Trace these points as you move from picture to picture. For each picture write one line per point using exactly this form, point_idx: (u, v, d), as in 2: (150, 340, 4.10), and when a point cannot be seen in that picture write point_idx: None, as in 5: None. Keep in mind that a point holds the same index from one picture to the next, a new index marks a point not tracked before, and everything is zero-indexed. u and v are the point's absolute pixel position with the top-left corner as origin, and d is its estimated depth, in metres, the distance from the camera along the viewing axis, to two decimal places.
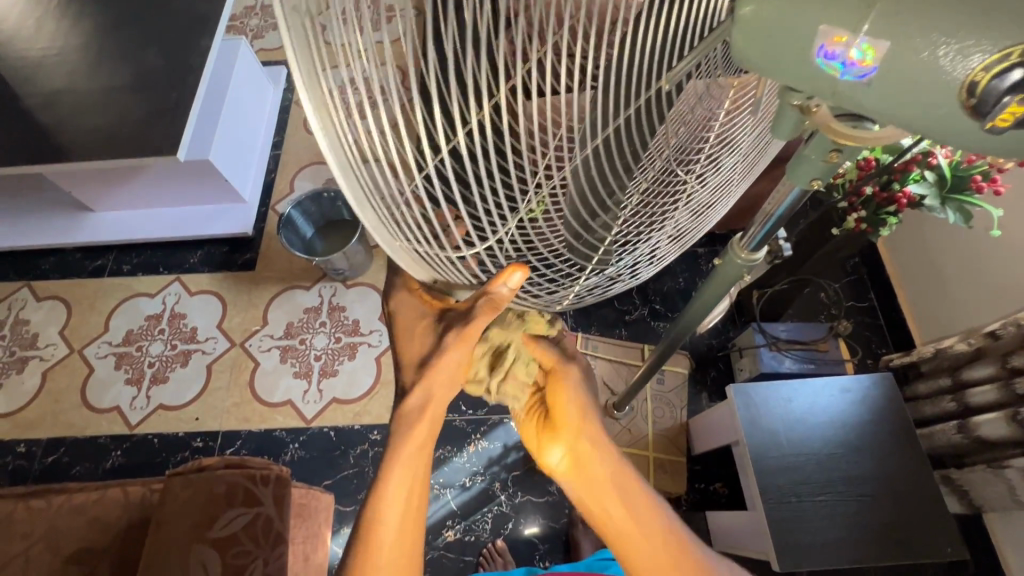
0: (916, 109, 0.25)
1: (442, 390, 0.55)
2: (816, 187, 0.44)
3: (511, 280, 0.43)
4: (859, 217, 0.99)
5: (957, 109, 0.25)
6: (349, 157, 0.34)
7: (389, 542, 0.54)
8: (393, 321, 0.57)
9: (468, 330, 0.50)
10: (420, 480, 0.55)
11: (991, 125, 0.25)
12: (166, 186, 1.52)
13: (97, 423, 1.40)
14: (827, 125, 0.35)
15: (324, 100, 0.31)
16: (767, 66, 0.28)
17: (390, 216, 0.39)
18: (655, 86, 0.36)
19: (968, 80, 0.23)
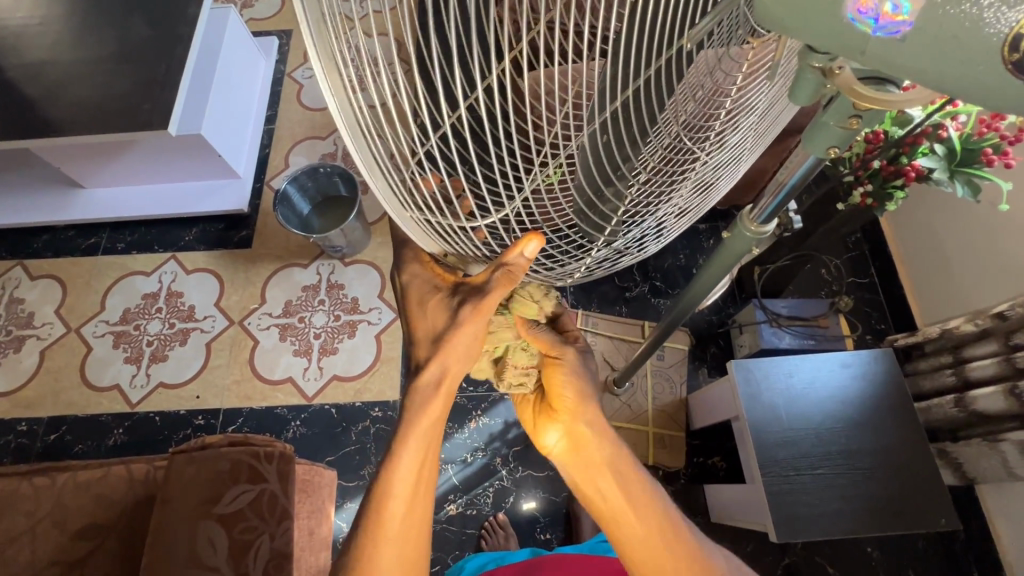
0: (953, 67, 0.24)
1: (457, 365, 0.54)
2: (832, 156, 0.43)
3: (527, 249, 0.42)
4: (865, 192, 0.97)
5: (997, 66, 0.23)
6: (359, 121, 0.35)
7: (400, 510, 0.54)
8: (404, 297, 0.55)
9: (483, 304, 0.49)
10: (432, 451, 0.56)
11: None
12: (157, 162, 1.48)
13: (98, 401, 1.40)
14: (851, 89, 0.33)
15: (334, 64, 0.31)
16: (790, 25, 0.27)
17: (400, 181, 0.39)
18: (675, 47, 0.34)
19: (1010, 33, 0.22)
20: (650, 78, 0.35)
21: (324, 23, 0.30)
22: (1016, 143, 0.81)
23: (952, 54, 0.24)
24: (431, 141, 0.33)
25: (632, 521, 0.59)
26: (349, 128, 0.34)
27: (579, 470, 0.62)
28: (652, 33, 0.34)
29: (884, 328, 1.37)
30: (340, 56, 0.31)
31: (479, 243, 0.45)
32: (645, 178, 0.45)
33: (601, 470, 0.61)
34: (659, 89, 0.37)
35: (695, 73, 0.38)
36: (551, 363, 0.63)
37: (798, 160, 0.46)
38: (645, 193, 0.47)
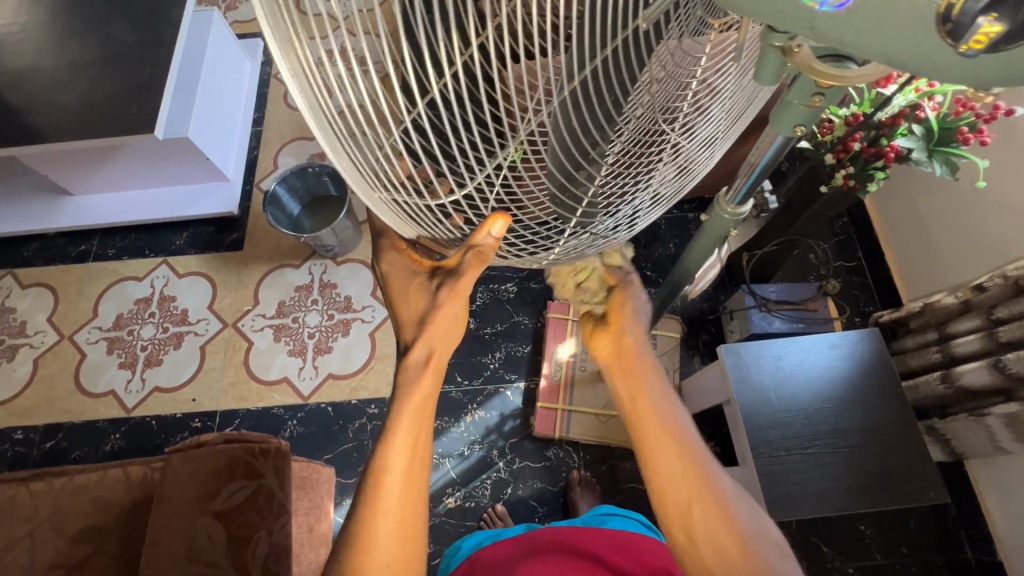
0: (896, 37, 0.25)
1: (443, 345, 0.56)
2: (799, 135, 0.44)
3: (493, 228, 0.43)
4: (846, 174, 0.99)
5: (933, 37, 0.25)
6: (321, 103, 0.34)
7: (397, 486, 0.55)
8: (385, 284, 0.55)
9: (459, 286, 0.51)
10: (426, 428, 0.57)
11: (966, 48, 0.25)
12: (145, 167, 1.48)
13: (94, 408, 1.41)
14: (809, 66, 0.34)
15: (291, 40, 0.31)
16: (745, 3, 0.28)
17: (368, 164, 0.39)
18: (632, 26, 0.35)
19: (945, 3, 0.23)
20: (609, 59, 0.36)
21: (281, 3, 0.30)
22: (991, 121, 0.81)
23: (890, 32, 0.25)
24: (396, 124, 0.33)
25: (665, 442, 0.61)
26: (309, 109, 0.34)
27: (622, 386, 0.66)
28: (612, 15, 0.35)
29: (872, 309, 1.39)
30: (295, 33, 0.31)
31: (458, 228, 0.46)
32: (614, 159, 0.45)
33: (642, 387, 0.64)
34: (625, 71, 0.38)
35: (660, 57, 0.39)
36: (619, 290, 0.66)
37: (767, 141, 0.47)
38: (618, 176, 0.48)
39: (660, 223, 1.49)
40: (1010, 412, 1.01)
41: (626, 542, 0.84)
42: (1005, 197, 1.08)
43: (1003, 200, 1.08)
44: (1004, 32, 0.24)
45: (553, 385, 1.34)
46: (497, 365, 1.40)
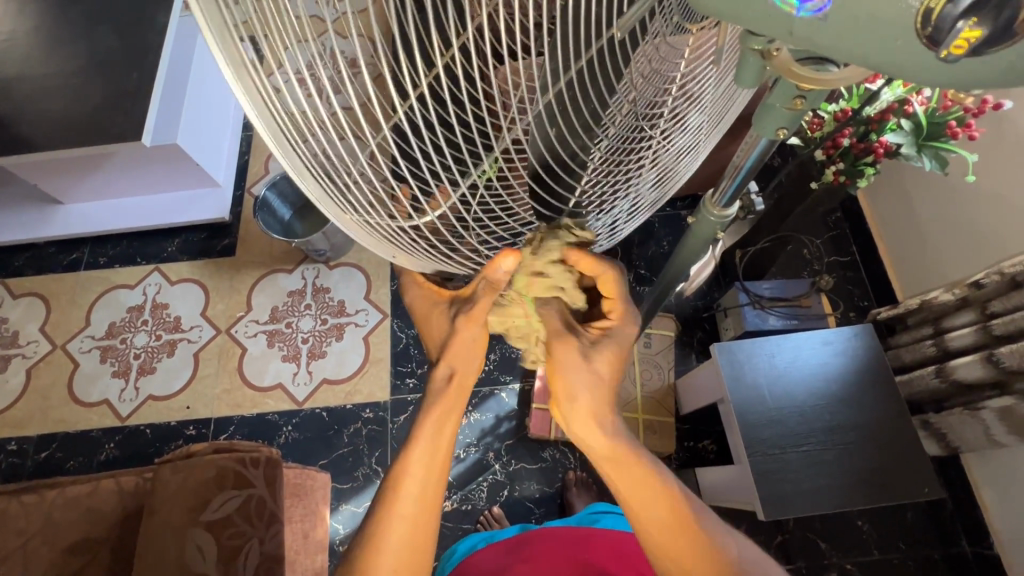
0: (877, 40, 0.25)
1: (465, 366, 0.54)
2: (782, 137, 0.44)
3: (504, 264, 0.44)
4: (837, 170, 0.99)
5: (913, 40, 0.24)
6: (282, 126, 0.33)
7: (413, 495, 0.52)
8: (412, 313, 0.59)
9: (473, 313, 0.51)
10: (446, 442, 0.53)
11: (946, 54, 0.24)
12: (134, 175, 1.47)
13: (88, 417, 1.40)
14: (787, 69, 0.34)
15: (242, 62, 0.29)
16: (723, 9, 0.28)
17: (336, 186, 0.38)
18: (604, 36, 0.35)
19: (922, 7, 0.23)
20: (584, 66, 0.36)
21: (230, 27, 0.27)
22: (979, 115, 0.82)
23: (871, 33, 0.24)
24: (371, 142, 0.32)
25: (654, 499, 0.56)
26: (270, 134, 0.32)
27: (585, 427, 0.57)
28: (588, 20, 0.34)
29: (867, 304, 1.39)
30: (248, 55, 0.29)
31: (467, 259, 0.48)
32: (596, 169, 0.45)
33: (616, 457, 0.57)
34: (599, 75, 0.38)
35: (637, 66, 0.39)
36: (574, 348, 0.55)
37: (751, 143, 0.47)
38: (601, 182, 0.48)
39: (653, 221, 1.49)
40: (1004, 406, 1.01)
41: (621, 543, 0.83)
42: (996, 191, 1.07)
43: (995, 193, 1.08)
44: (988, 34, 0.24)
45: (548, 386, 1.34)
46: (492, 366, 1.40)
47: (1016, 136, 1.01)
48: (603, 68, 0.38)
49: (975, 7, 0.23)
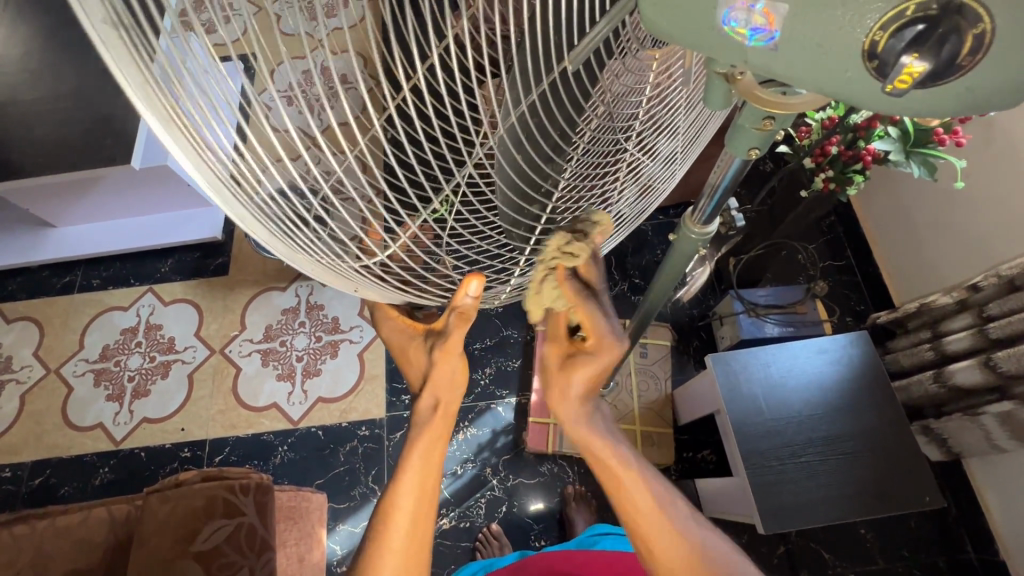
0: (828, 66, 0.24)
1: (448, 395, 0.53)
2: (755, 157, 0.43)
3: (469, 290, 0.44)
4: (826, 178, 0.98)
5: (862, 73, 0.24)
6: (219, 174, 0.32)
7: (406, 521, 0.51)
8: (387, 345, 0.56)
9: (449, 343, 0.50)
10: (435, 471, 0.52)
11: (892, 87, 0.24)
12: (125, 197, 1.46)
13: (82, 442, 1.39)
14: (751, 93, 0.34)
15: (169, 115, 0.28)
16: (682, 38, 0.27)
17: (287, 226, 0.37)
18: (559, 67, 0.35)
19: (868, 40, 0.23)
20: (547, 92, 0.37)
21: (151, 82, 0.27)
22: (965, 121, 0.82)
23: (822, 63, 0.24)
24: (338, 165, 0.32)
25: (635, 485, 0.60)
26: (207, 183, 0.31)
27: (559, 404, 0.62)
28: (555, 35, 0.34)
29: (863, 309, 1.38)
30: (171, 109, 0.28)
31: (439, 282, 0.46)
32: (567, 189, 0.46)
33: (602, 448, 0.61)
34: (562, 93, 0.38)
35: (601, 90, 0.40)
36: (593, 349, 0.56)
37: (726, 162, 0.46)
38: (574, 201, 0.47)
39: (647, 229, 1.48)
40: (1004, 411, 1.00)
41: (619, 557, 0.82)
42: (986, 192, 1.07)
43: (986, 195, 1.07)
44: (932, 69, 0.23)
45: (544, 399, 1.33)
46: (488, 381, 1.39)
47: (1006, 138, 1.01)
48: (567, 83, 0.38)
49: (919, 42, 0.22)
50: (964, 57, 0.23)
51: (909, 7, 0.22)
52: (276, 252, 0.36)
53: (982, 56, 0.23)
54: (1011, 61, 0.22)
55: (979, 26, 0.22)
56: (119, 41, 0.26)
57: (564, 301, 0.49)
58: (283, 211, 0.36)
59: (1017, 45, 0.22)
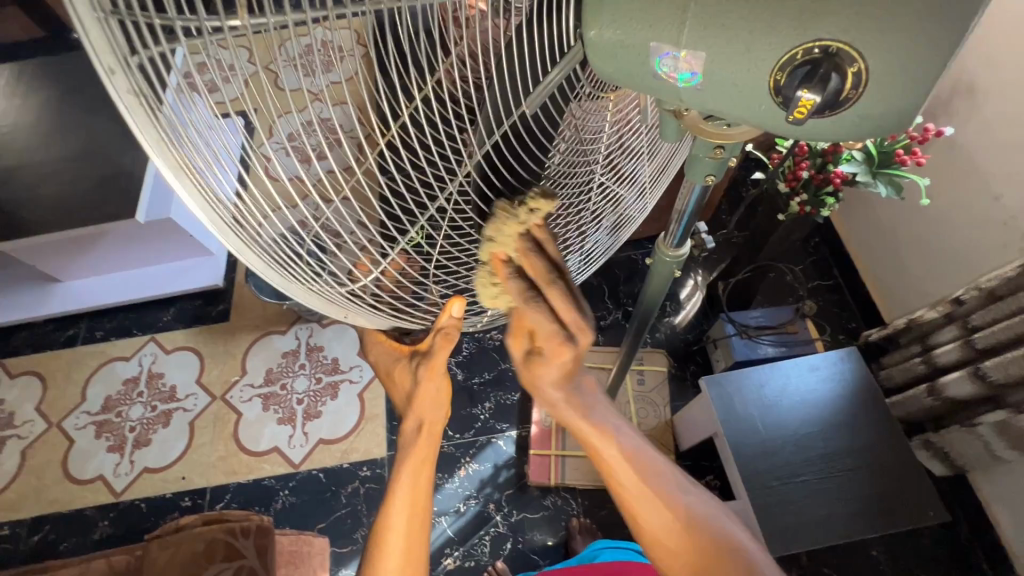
0: (747, 102, 0.30)
1: (433, 416, 0.54)
2: (712, 183, 0.48)
3: (453, 310, 0.48)
4: (801, 201, 1.02)
5: (771, 105, 0.30)
6: (222, 215, 0.35)
7: (400, 545, 0.53)
8: (376, 371, 0.57)
9: (433, 363, 0.51)
10: (423, 497, 0.54)
11: (792, 117, 0.30)
12: (129, 251, 1.51)
13: (82, 495, 1.38)
14: (698, 126, 0.40)
15: (179, 163, 0.32)
16: (622, 82, 0.33)
17: (285, 262, 0.39)
18: (517, 110, 0.40)
19: (772, 79, 0.29)
20: (511, 131, 0.42)
21: (164, 137, 0.31)
22: (923, 142, 0.87)
23: (743, 100, 0.30)
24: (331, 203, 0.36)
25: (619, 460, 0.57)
26: (210, 221, 0.34)
27: (536, 392, 0.55)
28: (513, 86, 0.40)
29: (855, 326, 1.40)
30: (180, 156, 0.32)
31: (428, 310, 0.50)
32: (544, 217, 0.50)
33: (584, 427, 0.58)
34: (527, 133, 0.43)
35: (564, 127, 0.45)
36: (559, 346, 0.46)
37: (687, 190, 0.51)
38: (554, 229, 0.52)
39: (636, 258, 1.52)
40: (999, 420, 1.00)
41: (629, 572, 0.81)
42: (955, 208, 1.12)
43: (956, 211, 1.12)
44: (826, 102, 0.28)
45: (544, 431, 1.34)
46: (488, 415, 1.39)
47: (970, 157, 1.06)
48: (530, 125, 0.43)
49: (808, 81, 0.27)
50: (848, 91, 0.28)
51: (798, 52, 0.27)
52: (277, 285, 0.39)
53: (863, 88, 0.27)
54: (889, 91, 0.27)
55: (855, 65, 0.27)
56: (139, 104, 0.29)
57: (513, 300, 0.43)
58: (279, 251, 0.39)
59: (886, 78, 0.27)
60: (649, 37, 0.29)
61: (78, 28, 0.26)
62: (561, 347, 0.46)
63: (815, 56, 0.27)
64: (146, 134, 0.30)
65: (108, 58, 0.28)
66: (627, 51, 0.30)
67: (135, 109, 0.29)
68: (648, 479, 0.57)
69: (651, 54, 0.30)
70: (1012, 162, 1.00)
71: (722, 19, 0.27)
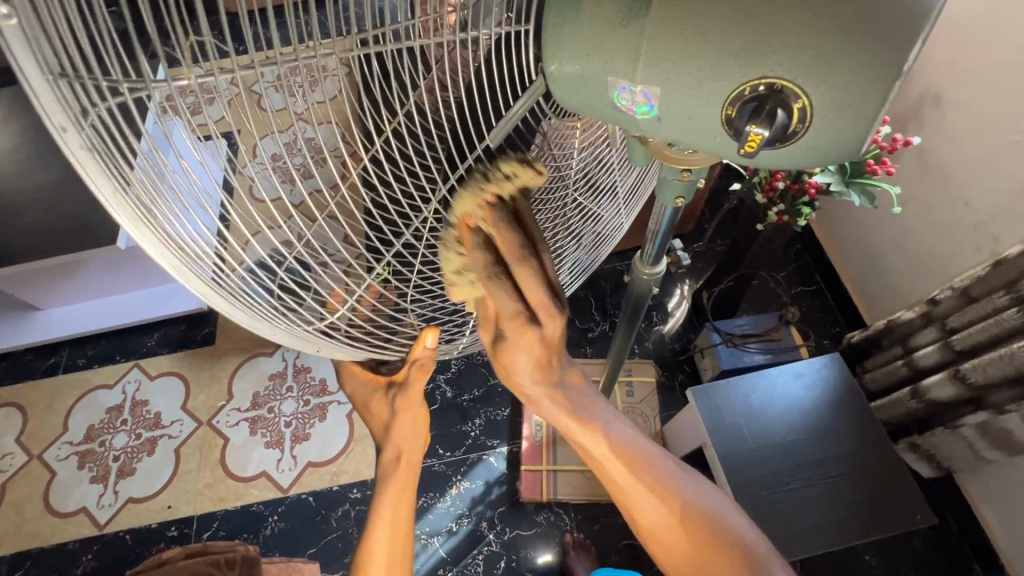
0: (699, 125, 0.35)
1: (410, 447, 0.55)
2: (682, 206, 0.51)
3: (427, 341, 0.49)
4: (778, 211, 1.05)
5: (725, 136, 0.35)
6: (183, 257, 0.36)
7: (382, 568, 0.56)
8: (353, 402, 0.57)
9: (410, 394, 0.52)
10: (404, 522, 0.56)
11: (744, 148, 0.34)
12: (110, 277, 1.48)
13: (65, 529, 1.35)
14: (662, 153, 0.44)
15: (135, 212, 0.33)
16: (594, 112, 0.39)
17: (249, 299, 0.40)
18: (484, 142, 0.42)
19: (723, 114, 0.34)
20: (478, 161, 0.44)
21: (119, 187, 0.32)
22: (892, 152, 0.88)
23: (699, 127, 0.35)
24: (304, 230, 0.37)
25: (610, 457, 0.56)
26: (168, 264, 0.34)
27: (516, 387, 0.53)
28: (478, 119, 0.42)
29: (839, 330, 1.42)
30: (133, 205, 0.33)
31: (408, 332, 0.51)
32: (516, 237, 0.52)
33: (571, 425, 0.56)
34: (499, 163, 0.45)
35: (536, 153, 0.47)
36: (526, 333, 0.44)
37: (659, 212, 0.54)
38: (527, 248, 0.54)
39: (622, 269, 1.53)
40: (981, 421, 1.01)
41: None
42: (927, 214, 1.15)
43: (929, 216, 1.14)
44: (775, 135, 0.33)
45: (535, 446, 1.34)
46: (478, 432, 1.39)
47: (939, 163, 1.09)
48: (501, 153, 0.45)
49: (754, 117, 0.32)
50: (795, 125, 0.32)
51: (745, 88, 0.32)
52: (241, 320, 0.39)
53: (809, 122, 0.32)
54: (831, 126, 0.32)
55: (800, 102, 0.31)
56: (92, 159, 0.31)
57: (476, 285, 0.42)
58: (244, 288, 0.40)
59: (829, 112, 0.31)
60: (606, 73, 0.35)
61: (26, 89, 0.28)
62: (524, 330, 0.43)
63: (760, 94, 0.31)
64: (100, 185, 0.31)
65: (60, 116, 0.30)
66: (592, 82, 0.36)
67: (90, 163, 0.31)
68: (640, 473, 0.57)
69: (611, 88, 0.36)
70: (979, 168, 1.03)
71: (671, 58, 0.32)
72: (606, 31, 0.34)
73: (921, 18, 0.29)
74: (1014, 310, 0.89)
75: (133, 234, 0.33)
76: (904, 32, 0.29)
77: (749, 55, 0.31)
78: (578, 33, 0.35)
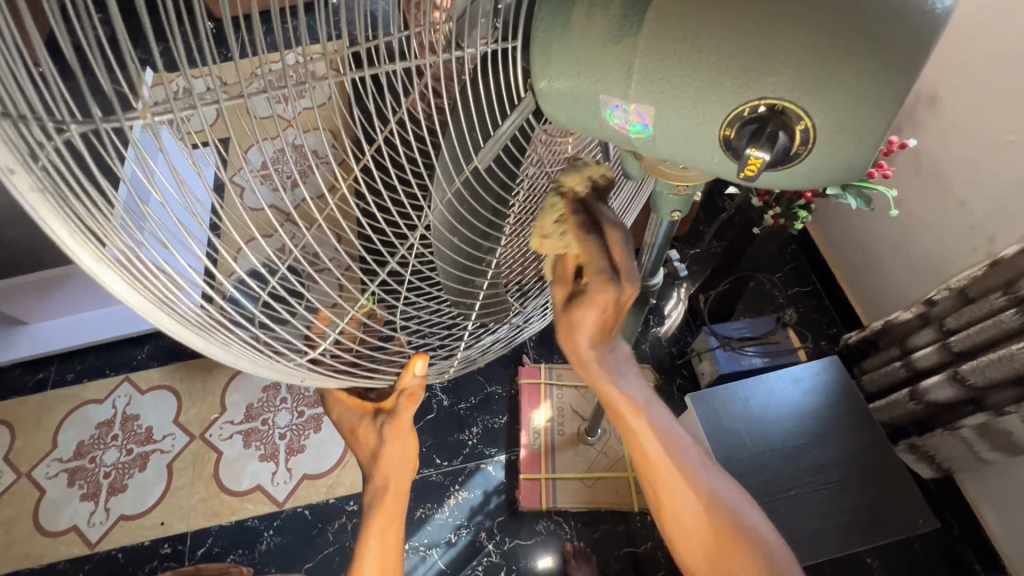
0: (695, 144, 0.34)
1: (398, 475, 0.54)
2: (679, 218, 0.51)
3: (415, 369, 0.48)
4: (774, 214, 1.04)
5: (724, 156, 0.34)
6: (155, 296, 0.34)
7: None
8: (340, 429, 0.55)
9: (399, 422, 0.51)
10: (395, 547, 0.57)
11: (744, 173, 0.33)
12: (97, 291, 1.45)
13: (55, 548, 1.32)
14: (658, 169, 0.43)
15: (100, 254, 0.31)
16: (586, 130, 0.38)
17: (220, 333, 0.38)
18: (471, 166, 0.42)
19: (722, 133, 0.32)
20: (466, 182, 0.43)
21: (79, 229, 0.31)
22: (889, 155, 0.87)
23: (698, 148, 0.34)
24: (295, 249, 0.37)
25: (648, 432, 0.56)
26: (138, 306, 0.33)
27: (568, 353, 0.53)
28: (467, 140, 0.41)
29: (835, 331, 1.42)
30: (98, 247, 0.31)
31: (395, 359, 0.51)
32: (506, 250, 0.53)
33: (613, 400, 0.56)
34: (484, 184, 0.45)
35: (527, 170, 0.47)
36: (601, 292, 0.46)
37: (656, 224, 0.53)
38: (515, 259, 0.55)
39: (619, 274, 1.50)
40: (981, 422, 1.01)
41: None
42: (921, 214, 1.15)
43: (923, 217, 1.14)
44: (777, 158, 0.32)
45: (534, 454, 1.32)
46: (476, 441, 1.37)
47: (934, 163, 1.09)
48: (488, 175, 0.44)
49: (755, 140, 0.31)
50: (797, 147, 0.32)
51: (744, 109, 0.31)
52: (222, 360, 0.37)
53: (812, 144, 0.32)
54: (835, 147, 0.31)
55: (802, 124, 0.31)
56: (47, 202, 0.30)
57: (575, 245, 0.45)
58: (218, 329, 0.38)
59: (833, 133, 0.31)
60: (598, 91, 0.34)
61: None
62: (605, 289, 0.46)
63: (761, 115, 0.30)
64: (54, 225, 0.30)
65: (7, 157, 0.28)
66: (582, 100, 0.35)
67: (43, 205, 0.29)
68: (671, 453, 0.58)
69: (603, 106, 0.35)
70: (975, 168, 1.02)
71: (665, 76, 0.31)
72: (598, 48, 0.33)
73: (922, 34, 0.28)
74: (1013, 311, 0.89)
75: (98, 276, 0.31)
76: (904, 52, 0.28)
77: (748, 74, 0.30)
78: (568, 50, 0.33)
